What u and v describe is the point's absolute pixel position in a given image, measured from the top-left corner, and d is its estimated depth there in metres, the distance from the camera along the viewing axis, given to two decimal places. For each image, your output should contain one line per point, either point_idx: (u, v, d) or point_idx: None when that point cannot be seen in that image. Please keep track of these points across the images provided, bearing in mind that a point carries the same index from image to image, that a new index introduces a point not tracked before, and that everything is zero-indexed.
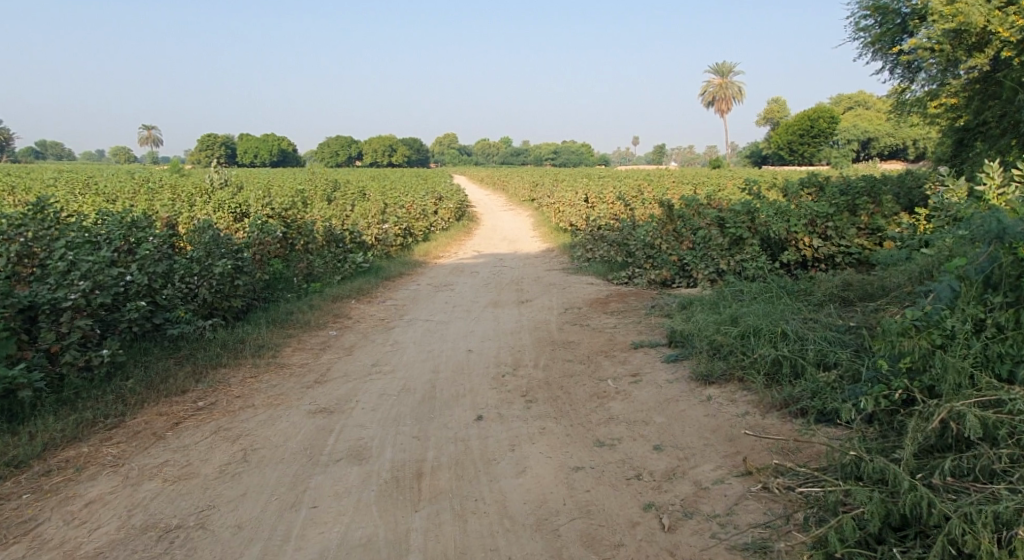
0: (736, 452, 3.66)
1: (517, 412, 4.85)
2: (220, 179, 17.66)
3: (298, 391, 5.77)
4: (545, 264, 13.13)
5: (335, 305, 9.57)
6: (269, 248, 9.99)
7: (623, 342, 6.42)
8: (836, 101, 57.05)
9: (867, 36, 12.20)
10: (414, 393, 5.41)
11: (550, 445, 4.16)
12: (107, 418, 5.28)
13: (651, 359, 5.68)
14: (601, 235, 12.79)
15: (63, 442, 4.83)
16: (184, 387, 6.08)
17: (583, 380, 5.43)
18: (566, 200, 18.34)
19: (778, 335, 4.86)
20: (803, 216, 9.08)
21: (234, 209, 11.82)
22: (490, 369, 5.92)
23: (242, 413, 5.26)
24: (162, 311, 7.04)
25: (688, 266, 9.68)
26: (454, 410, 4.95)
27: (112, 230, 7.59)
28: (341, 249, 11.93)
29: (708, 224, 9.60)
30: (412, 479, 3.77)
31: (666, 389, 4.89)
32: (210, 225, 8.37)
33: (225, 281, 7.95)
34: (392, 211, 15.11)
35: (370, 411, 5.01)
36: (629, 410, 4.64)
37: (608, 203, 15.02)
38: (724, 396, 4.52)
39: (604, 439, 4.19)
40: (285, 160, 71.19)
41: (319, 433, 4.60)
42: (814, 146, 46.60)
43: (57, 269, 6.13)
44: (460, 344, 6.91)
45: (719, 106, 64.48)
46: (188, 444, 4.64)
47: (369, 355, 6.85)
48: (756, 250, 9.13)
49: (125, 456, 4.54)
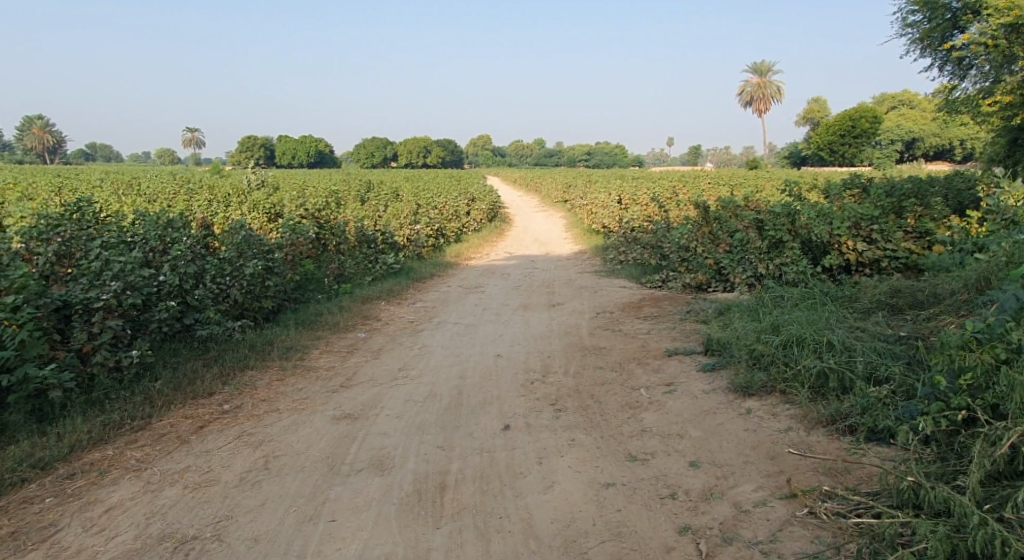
0: (779, 471, 3.43)
1: (545, 421, 4.67)
2: (257, 180, 17.89)
3: (323, 395, 5.68)
4: (577, 266, 12.91)
5: (365, 306, 9.50)
6: (301, 249, 9.98)
7: (657, 349, 6.19)
8: (878, 101, 55.56)
9: (915, 33, 11.76)
10: (440, 399, 5.27)
11: (579, 459, 3.97)
12: (134, 420, 5.25)
13: (686, 368, 5.45)
14: (635, 236, 12.52)
15: (89, 444, 4.81)
16: (211, 389, 6.03)
17: (615, 389, 5.22)
18: (599, 201, 18.06)
19: (824, 345, 4.58)
20: (846, 219, 8.72)
21: (268, 210, 11.90)
22: (518, 375, 5.75)
23: (267, 417, 5.19)
24: (193, 311, 7.03)
25: (725, 269, 9.38)
26: (481, 418, 4.79)
27: (147, 230, 7.65)
28: (373, 250, 11.89)
29: (746, 226, 9.29)
30: (435, 492, 3.63)
31: (703, 400, 4.66)
32: (242, 226, 8.37)
33: (255, 282, 7.93)
34: (424, 212, 15.07)
35: (394, 418, 4.88)
36: (664, 423, 4.42)
37: (642, 205, 14.75)
38: (764, 409, 4.27)
39: (637, 454, 3.98)
40: (323, 161, 72.14)
41: (342, 441, 4.49)
42: (856, 146, 45.39)
43: (90, 269, 6.14)
44: (489, 349, 6.75)
45: (757, 106, 63.35)
46: (211, 449, 4.58)
47: (397, 358, 6.75)
48: (797, 254, 8.79)
49: (149, 460, 4.50)
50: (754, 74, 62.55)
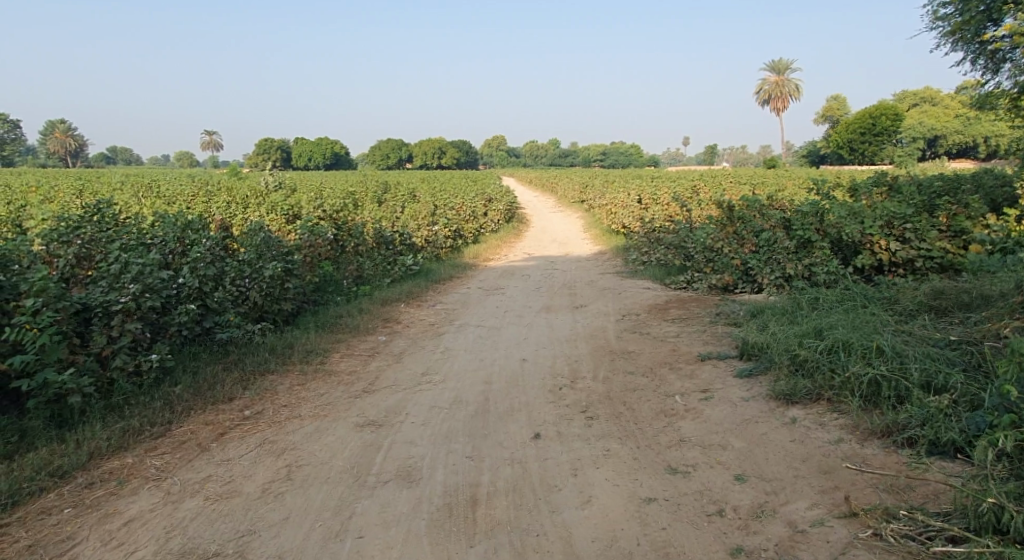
0: (834, 487, 3.22)
1: (577, 430, 4.48)
2: (274, 182, 17.85)
3: (346, 401, 5.53)
4: (597, 267, 12.67)
5: (385, 309, 9.35)
6: (320, 250, 9.86)
7: (689, 353, 5.97)
8: (899, 98, 54.69)
9: (947, 26, 11.40)
10: (466, 406, 5.09)
11: (616, 471, 3.77)
12: (154, 426, 5.13)
13: (721, 373, 5.23)
14: (658, 237, 12.24)
15: (109, 451, 4.70)
16: (231, 394, 5.89)
17: (647, 396, 5.01)
18: (618, 201, 17.78)
19: (873, 350, 4.35)
20: (878, 217, 8.43)
21: (287, 211, 11.81)
22: (546, 381, 5.56)
23: (289, 424, 5.04)
24: (212, 314, 6.92)
25: (753, 270, 9.10)
26: (509, 426, 4.61)
27: (166, 232, 7.57)
28: (391, 252, 11.75)
29: (773, 226, 9.11)
30: (467, 506, 3.46)
31: (742, 407, 4.44)
32: (261, 227, 8.27)
33: (275, 284, 7.82)
34: (442, 213, 14.92)
35: (419, 426, 4.72)
36: (703, 432, 4.21)
37: (663, 205, 14.50)
38: (810, 419, 4.05)
39: (677, 466, 3.78)
40: (339, 163, 72.41)
41: (366, 450, 4.32)
42: (876, 145, 44.67)
43: (110, 271, 6.04)
44: (514, 353, 6.56)
45: (775, 105, 62.69)
46: (233, 458, 4.44)
47: (419, 362, 6.59)
48: (827, 254, 8.51)
49: (169, 468, 4.37)
50: (772, 73, 61.87)
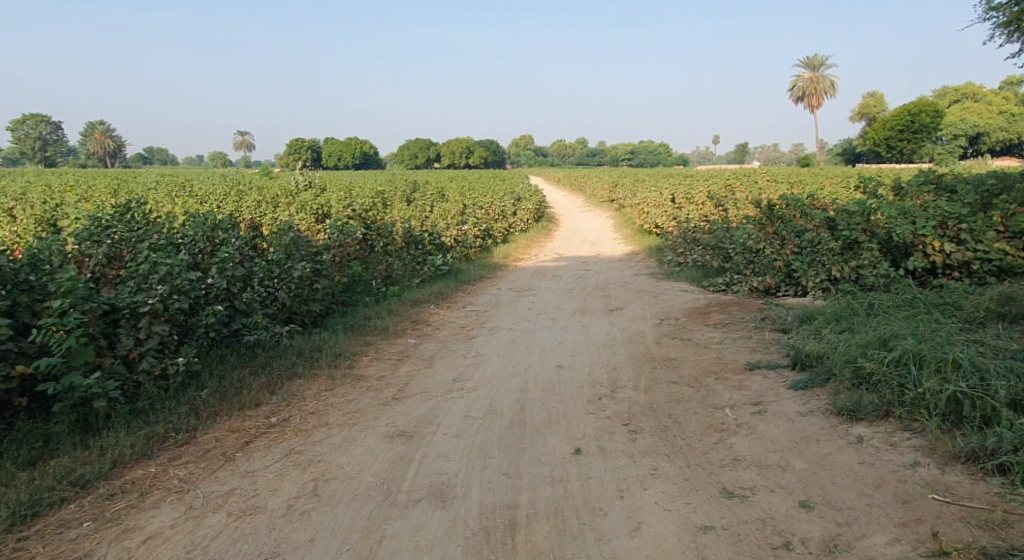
0: (916, 520, 3.00)
1: (620, 445, 4.20)
2: (304, 182, 17.79)
3: (375, 409, 5.31)
4: (631, 268, 12.31)
5: (414, 310, 9.11)
6: (348, 250, 9.68)
7: (735, 362, 5.62)
8: (940, 95, 53.05)
9: (1003, 16, 10.78)
10: (501, 416, 4.83)
11: (666, 493, 3.50)
12: (178, 432, 4.96)
13: (773, 385, 4.90)
14: (693, 237, 11.82)
15: (132, 459, 4.54)
16: (258, 399, 5.69)
17: (694, 408, 4.69)
18: (649, 200, 17.34)
19: (948, 363, 4.01)
20: (930, 218, 7.97)
21: (316, 211, 11.68)
22: (584, 389, 5.28)
23: (316, 434, 4.84)
24: (240, 316, 6.77)
25: (796, 272, 8.69)
26: (548, 439, 4.34)
27: (196, 231, 7.46)
28: (421, 252, 11.51)
29: (816, 226, 8.70)
30: (506, 531, 3.24)
31: (800, 423, 4.11)
32: (290, 226, 8.12)
33: (304, 285, 7.67)
34: (471, 213, 14.70)
35: (452, 437, 4.47)
36: (758, 450, 3.90)
37: (697, 204, 14.09)
38: (879, 439, 3.74)
39: (734, 488, 3.49)
40: (367, 162, 72.72)
41: (397, 463, 4.09)
42: (915, 142, 43.38)
43: (138, 272, 5.92)
44: (549, 359, 6.28)
45: (809, 102, 61.39)
46: (258, 470, 4.24)
47: (451, 368, 6.34)
48: (876, 256, 8.06)
49: (193, 479, 4.19)
50: (807, 69, 60.44)
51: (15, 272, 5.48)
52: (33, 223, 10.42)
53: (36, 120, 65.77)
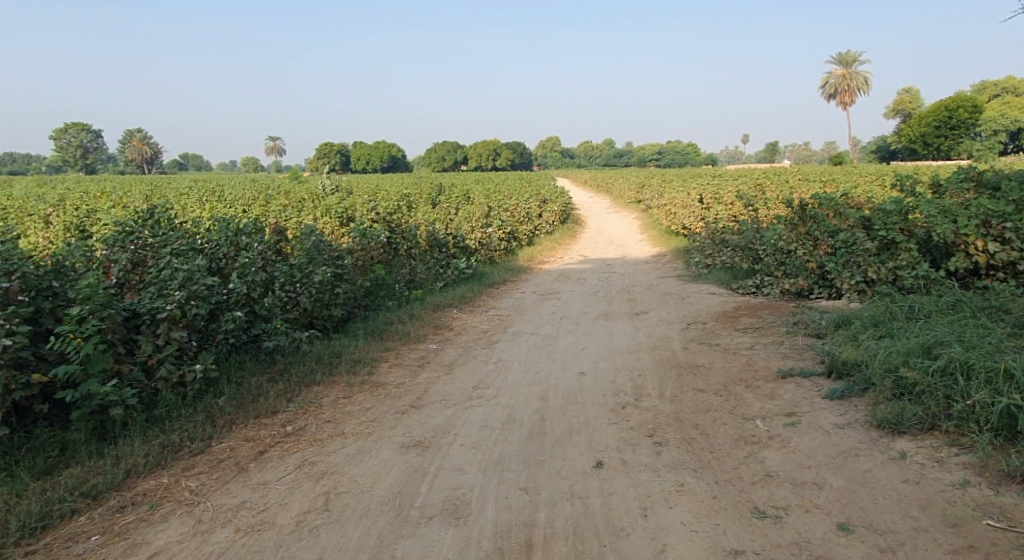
0: (968, 548, 2.80)
1: (644, 457, 4.01)
2: (331, 187, 17.81)
3: (392, 417, 5.18)
4: (658, 270, 12.04)
5: (436, 315, 8.97)
6: (371, 253, 9.60)
7: (767, 369, 5.36)
8: (979, 89, 51.49)
9: None
10: (521, 426, 4.66)
11: (693, 512, 3.31)
12: (194, 441, 4.87)
13: (807, 394, 4.66)
14: (722, 238, 11.49)
15: (146, 469, 4.45)
16: (275, 408, 5.59)
17: (723, 418, 4.47)
18: (677, 200, 16.99)
19: (998, 373, 3.75)
20: (972, 216, 7.43)
21: (340, 215, 11.63)
22: (608, 397, 5.08)
23: (331, 443, 4.72)
24: (260, 321, 6.69)
25: (830, 274, 8.37)
26: (568, 451, 4.16)
27: (220, 236, 7.42)
28: (445, 255, 11.37)
29: (851, 226, 8.37)
30: (522, 554, 3.10)
31: (838, 437, 3.88)
32: (313, 230, 8.04)
33: (325, 290, 7.58)
34: (496, 215, 14.54)
35: (470, 448, 4.32)
36: (792, 465, 3.67)
37: (726, 204, 13.75)
38: (923, 455, 3.51)
39: (766, 508, 3.28)
40: (394, 166, 73.12)
41: (411, 476, 3.96)
42: (953, 139, 42.14)
43: (157, 278, 5.85)
44: (572, 365, 6.09)
45: (842, 98, 60.08)
46: (270, 481, 4.14)
47: (471, 374, 6.19)
48: (914, 256, 7.70)
49: (204, 491, 4.10)
50: (839, 65, 59.16)
51: (38, 278, 5.46)
52: (63, 230, 10.53)
53: (76, 129, 67.63)
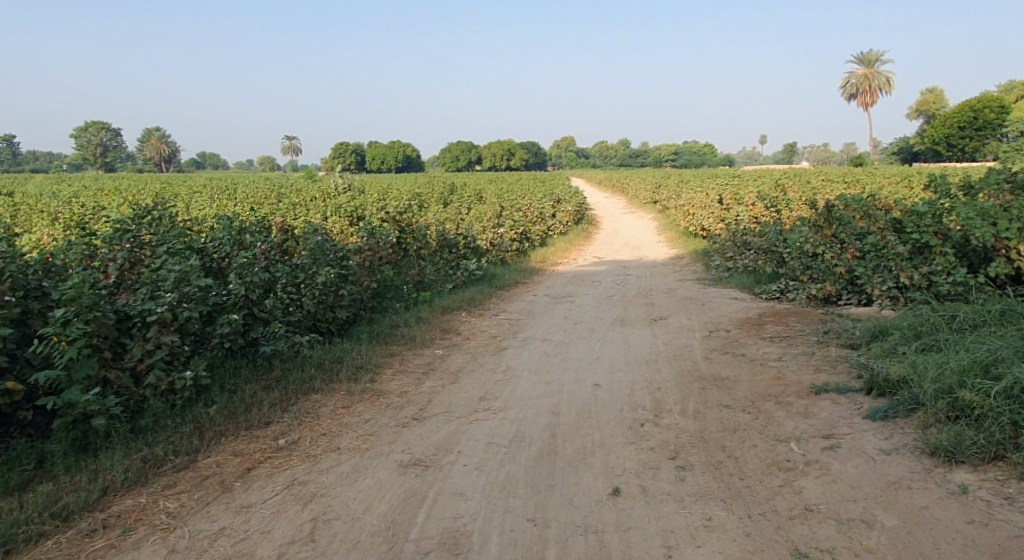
0: None
1: (668, 481, 3.62)
2: (342, 185, 17.58)
3: (391, 431, 4.81)
4: (676, 273, 11.59)
5: (444, 318, 8.59)
6: (379, 254, 9.27)
7: (799, 384, 4.92)
8: (1005, 90, 50.28)
9: None
10: (530, 444, 4.28)
11: (723, 553, 2.93)
12: (178, 456, 4.52)
13: (846, 413, 4.24)
14: (744, 240, 11.02)
15: (124, 486, 4.11)
16: (268, 418, 5.25)
17: (753, 439, 4.05)
18: (696, 200, 16.49)
19: None
20: (1015, 218, 6.85)
21: (349, 214, 11.31)
22: (625, 413, 4.68)
23: (324, 460, 4.36)
24: (258, 324, 6.34)
25: (859, 279, 7.91)
26: (582, 474, 3.77)
27: (222, 234, 7.07)
28: (455, 255, 10.98)
29: (880, 228, 7.90)
30: None
31: (885, 465, 3.48)
32: (318, 229, 7.70)
33: (329, 292, 7.22)
34: (508, 215, 14.16)
35: (474, 468, 3.96)
36: (835, 498, 3.27)
37: (748, 204, 13.25)
38: (988, 491, 3.11)
39: (808, 550, 2.90)
40: (409, 165, 72.99)
41: (408, 502, 3.60)
42: (977, 140, 41.17)
43: (150, 277, 5.49)
44: (585, 376, 5.68)
45: (862, 98, 58.99)
46: (254, 504, 3.78)
47: (478, 384, 5.81)
48: (950, 262, 7.20)
49: (182, 514, 3.76)
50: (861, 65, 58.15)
51: (26, 277, 5.11)
52: (66, 227, 10.25)
53: (96, 128, 68.41)
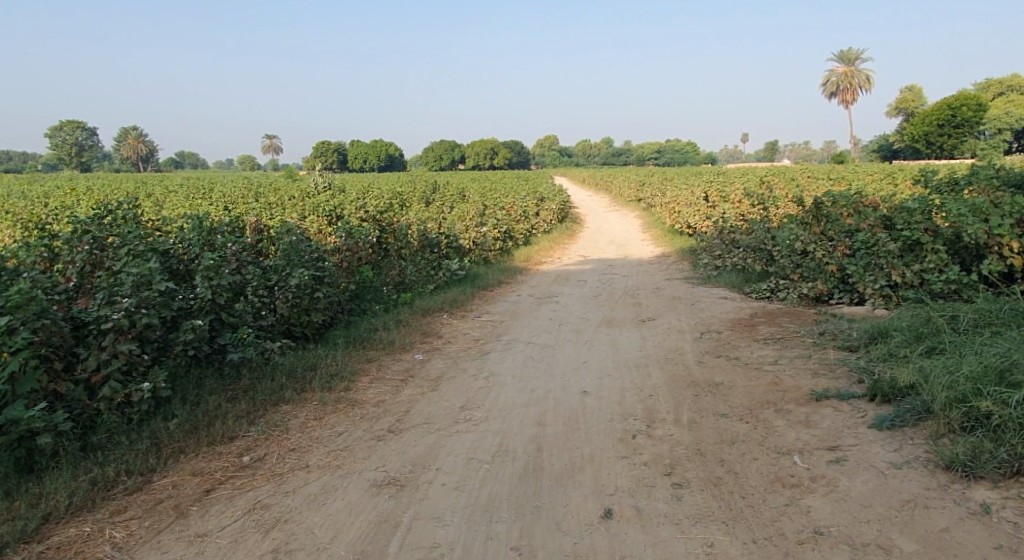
0: None
1: (664, 500, 3.34)
2: (323, 184, 17.18)
3: (365, 444, 4.48)
4: (663, 272, 11.34)
5: (424, 321, 8.24)
6: (358, 254, 8.90)
7: (798, 390, 4.65)
8: (982, 88, 50.71)
9: None
10: (514, 458, 3.97)
11: None
12: (131, 476, 4.16)
13: (852, 421, 3.98)
14: (731, 238, 10.77)
15: (68, 513, 3.74)
16: (233, 432, 4.89)
17: (753, 452, 3.78)
18: (681, 198, 16.25)
19: None
20: (1008, 214, 6.66)
21: (328, 213, 10.92)
22: (616, 423, 4.39)
23: (290, 480, 4.02)
24: (226, 330, 5.95)
25: (851, 277, 7.66)
26: (571, 493, 3.47)
27: (190, 234, 6.67)
28: (437, 255, 10.63)
29: (871, 225, 7.67)
30: None
31: (898, 481, 3.22)
32: (292, 228, 7.32)
33: (303, 295, 6.84)
34: (492, 213, 13.85)
35: (454, 487, 3.65)
36: (846, 519, 3.00)
37: (734, 202, 13.01)
38: (1013, 512, 2.87)
39: None
40: (392, 164, 72.42)
41: (380, 527, 3.28)
42: (955, 138, 41.44)
43: (108, 281, 5.10)
44: (573, 382, 5.38)
45: (842, 97, 59.27)
46: (210, 532, 3.45)
47: (459, 391, 5.48)
48: (942, 259, 6.99)
49: (129, 545, 3.41)
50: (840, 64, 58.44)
51: None
52: (27, 227, 9.75)
53: (71, 127, 67.12)
